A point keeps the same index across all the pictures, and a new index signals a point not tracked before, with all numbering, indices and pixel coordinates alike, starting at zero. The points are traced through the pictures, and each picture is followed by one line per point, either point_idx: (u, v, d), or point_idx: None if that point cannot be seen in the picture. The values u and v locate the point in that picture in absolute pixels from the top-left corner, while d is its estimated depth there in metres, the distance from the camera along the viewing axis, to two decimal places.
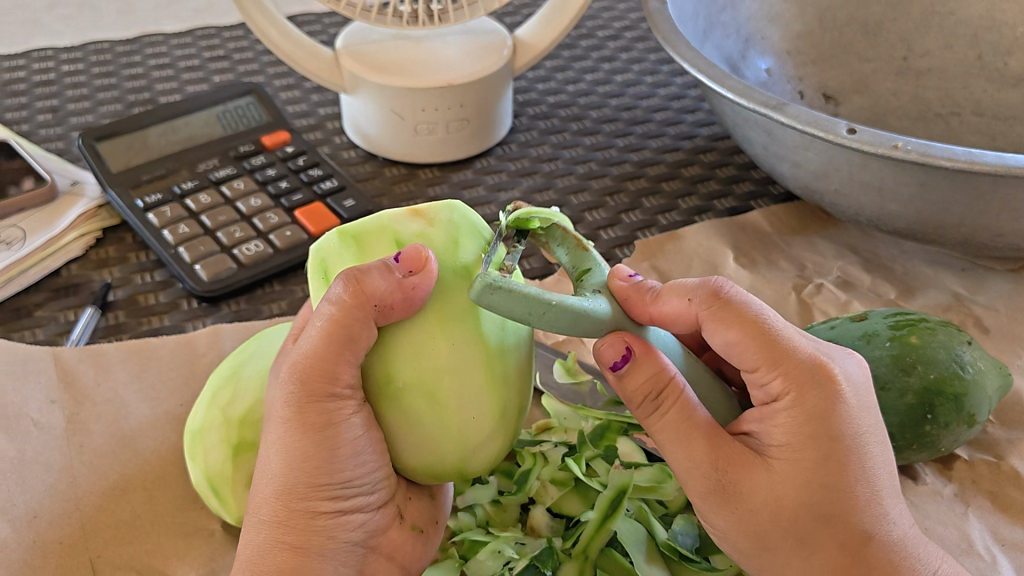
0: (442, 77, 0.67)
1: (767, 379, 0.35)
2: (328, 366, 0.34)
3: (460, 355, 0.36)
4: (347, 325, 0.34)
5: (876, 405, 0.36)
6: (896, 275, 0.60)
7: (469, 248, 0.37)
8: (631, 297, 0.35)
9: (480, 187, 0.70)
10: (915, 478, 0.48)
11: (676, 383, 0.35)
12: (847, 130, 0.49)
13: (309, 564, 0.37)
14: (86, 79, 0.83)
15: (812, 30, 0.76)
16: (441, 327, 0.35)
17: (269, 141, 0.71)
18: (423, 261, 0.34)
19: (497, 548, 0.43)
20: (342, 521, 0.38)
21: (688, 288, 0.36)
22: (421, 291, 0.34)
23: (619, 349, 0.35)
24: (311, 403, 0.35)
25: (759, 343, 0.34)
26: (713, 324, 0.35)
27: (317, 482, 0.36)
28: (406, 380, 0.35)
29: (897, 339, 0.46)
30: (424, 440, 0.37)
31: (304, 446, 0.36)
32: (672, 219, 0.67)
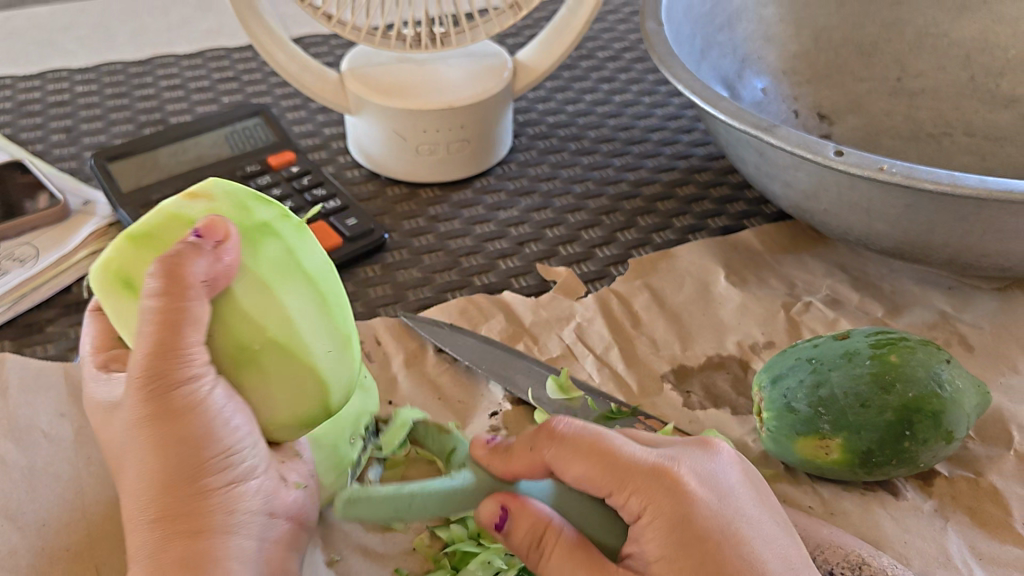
0: (444, 99, 0.69)
1: (623, 500, 0.38)
2: (170, 347, 0.37)
3: (297, 306, 0.41)
4: (172, 311, 0.37)
5: (744, 495, 0.38)
6: (885, 293, 0.62)
7: (259, 209, 0.43)
8: (489, 462, 0.41)
9: (479, 206, 0.72)
10: (896, 494, 0.49)
11: (553, 525, 0.39)
12: (835, 152, 0.51)
13: (215, 544, 0.38)
14: (99, 100, 0.85)
15: (808, 51, 0.78)
16: (268, 287, 0.40)
17: (275, 160, 0.72)
18: (223, 230, 0.39)
19: (487, 559, 0.45)
20: (231, 494, 0.40)
21: (527, 438, 0.40)
22: (230, 254, 0.39)
23: (496, 510, 0.40)
24: (162, 391, 0.38)
25: (601, 470, 0.38)
26: (559, 461, 0.39)
27: (194, 464, 0.38)
28: (264, 343, 0.40)
29: (878, 357, 0.47)
30: (290, 388, 0.41)
31: (161, 436, 0.38)
32: (666, 237, 0.68)
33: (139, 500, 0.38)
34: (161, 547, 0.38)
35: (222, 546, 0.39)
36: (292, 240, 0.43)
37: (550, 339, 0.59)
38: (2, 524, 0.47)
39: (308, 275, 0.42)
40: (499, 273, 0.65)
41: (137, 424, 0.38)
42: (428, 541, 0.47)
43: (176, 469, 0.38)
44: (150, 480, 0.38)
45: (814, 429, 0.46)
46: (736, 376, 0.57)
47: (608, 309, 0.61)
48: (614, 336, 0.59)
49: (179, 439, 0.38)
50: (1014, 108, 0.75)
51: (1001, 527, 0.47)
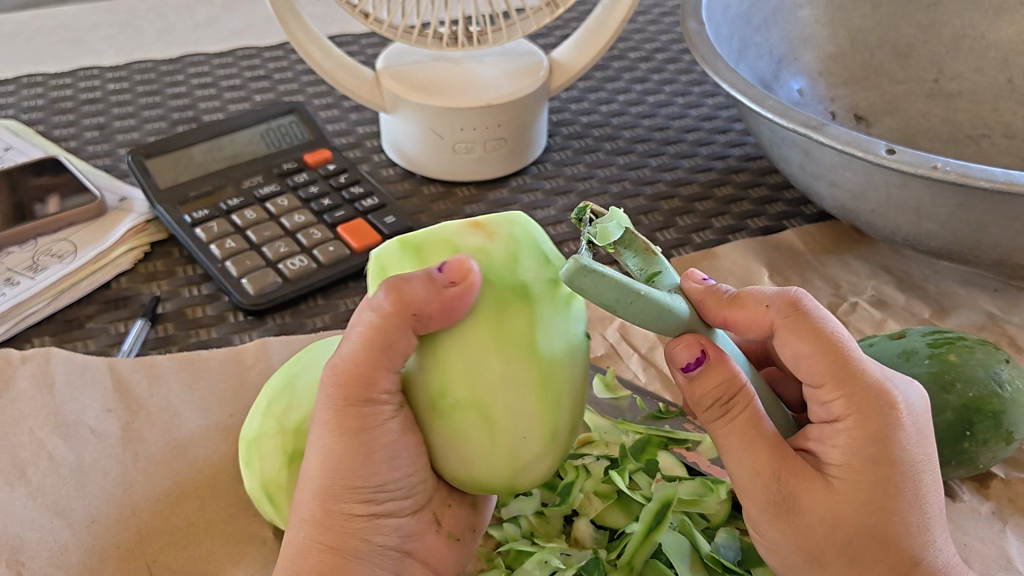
0: (482, 98, 0.69)
1: (831, 397, 0.36)
2: (369, 368, 0.35)
3: (511, 373, 0.35)
4: (386, 331, 0.35)
5: (931, 435, 0.38)
6: (930, 294, 0.61)
7: (528, 264, 0.36)
8: (707, 298, 0.37)
9: (517, 206, 0.72)
10: (953, 496, 0.48)
11: (747, 389, 0.37)
12: (886, 150, 0.50)
13: (348, 566, 0.37)
14: (132, 98, 0.85)
15: (843, 53, 0.77)
16: (497, 347, 0.35)
17: (312, 158, 0.72)
18: (467, 271, 0.34)
19: (543, 558, 0.44)
20: (376, 525, 0.38)
21: (765, 294, 0.37)
22: (461, 303, 0.34)
23: (692, 351, 0.36)
24: (347, 405, 0.36)
25: (829, 359, 0.36)
26: (786, 332, 0.37)
27: (352, 485, 0.37)
28: (458, 401, 0.35)
29: (936, 356, 0.47)
30: (479, 455, 0.36)
31: (336, 448, 0.36)
32: (706, 237, 0.68)
33: (303, 495, 0.38)
34: (301, 546, 0.37)
35: (354, 570, 0.37)
36: (544, 311, 0.36)
37: (594, 338, 0.58)
38: (51, 519, 0.47)
39: (538, 355, 0.35)
40: None
41: (319, 422, 0.37)
42: (482, 540, 0.47)
43: (338, 481, 0.37)
44: (312, 479, 0.37)
45: None
46: None
47: None
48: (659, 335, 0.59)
49: (349, 455, 0.37)
50: None
51: None
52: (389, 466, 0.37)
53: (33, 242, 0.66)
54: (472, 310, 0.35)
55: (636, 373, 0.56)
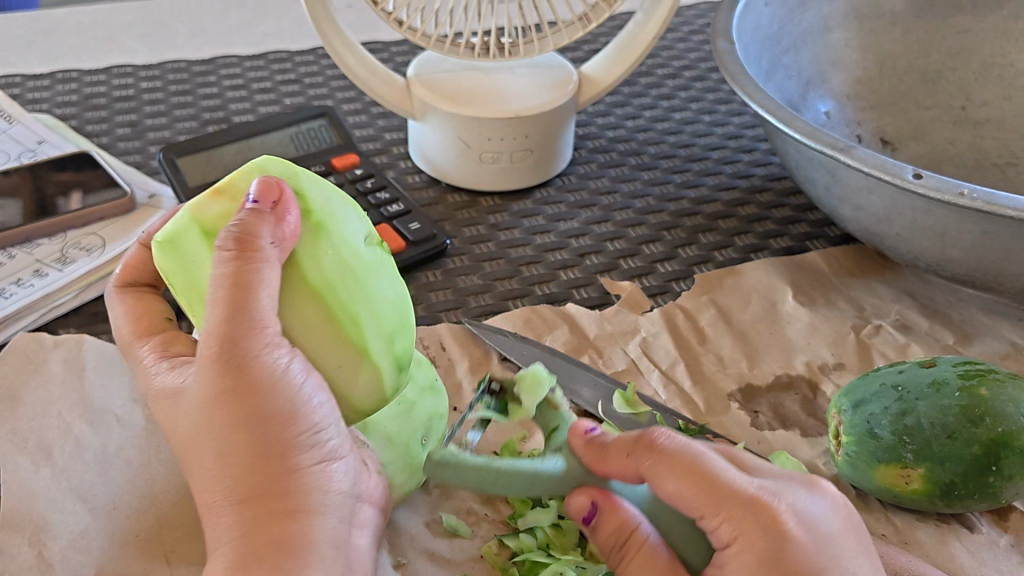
0: (509, 108, 0.69)
1: (715, 525, 0.36)
2: (243, 319, 0.36)
3: (305, 312, 0.39)
4: (242, 273, 0.36)
5: (837, 542, 0.36)
6: (954, 321, 0.61)
7: (352, 224, 0.41)
8: (586, 452, 0.39)
9: (540, 217, 0.72)
10: (972, 528, 0.48)
11: (639, 531, 0.40)
12: (913, 175, 0.51)
13: (299, 523, 0.37)
14: (164, 96, 0.86)
15: (871, 76, 0.77)
16: (310, 290, 0.39)
17: (340, 162, 0.73)
18: (274, 191, 0.38)
19: (559, 570, 0.45)
20: (321, 472, 0.38)
21: (629, 443, 0.39)
22: (287, 218, 0.38)
23: (586, 505, 0.41)
24: (236, 363, 0.36)
25: (698, 490, 0.36)
26: (653, 474, 0.37)
27: (278, 435, 0.37)
28: (317, 319, 0.39)
29: (966, 389, 0.46)
30: (341, 362, 0.40)
31: (240, 412, 0.36)
32: (728, 255, 0.68)
33: (223, 487, 0.37)
34: (238, 529, 0.36)
35: (312, 529, 0.37)
36: (339, 244, 0.40)
37: (615, 352, 0.59)
38: (75, 503, 0.48)
39: (317, 290, 0.39)
40: (560, 284, 0.66)
41: (217, 396, 0.37)
42: (496, 549, 0.47)
43: (263, 442, 0.37)
44: (232, 460, 0.37)
45: (896, 457, 0.46)
46: (805, 397, 0.57)
47: (674, 325, 0.61)
48: (680, 352, 0.59)
49: (270, 413, 0.37)
50: None
51: None
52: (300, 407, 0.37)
53: (63, 235, 0.67)
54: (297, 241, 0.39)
55: (656, 389, 0.57)
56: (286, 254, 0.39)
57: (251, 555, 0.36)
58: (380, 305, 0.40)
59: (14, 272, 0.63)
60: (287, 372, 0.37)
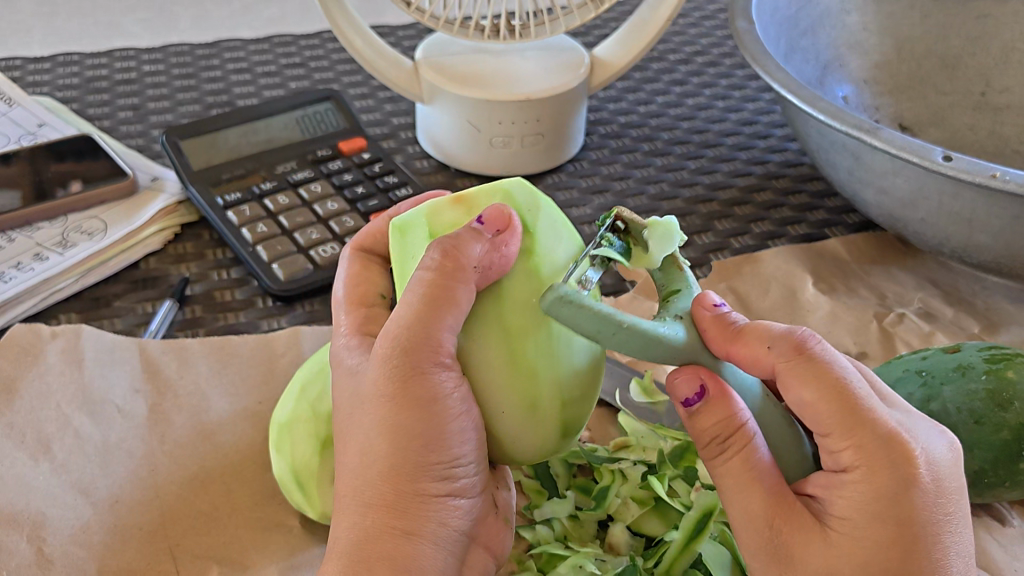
0: (520, 91, 0.68)
1: (838, 447, 0.33)
2: (427, 332, 0.34)
3: (488, 351, 0.35)
4: (441, 288, 0.34)
5: (955, 493, 0.34)
6: (979, 309, 0.59)
7: (572, 270, 0.37)
8: (713, 331, 0.34)
9: (552, 203, 0.71)
10: (1003, 521, 0.47)
11: (746, 430, 0.34)
12: (942, 157, 0.49)
13: (420, 550, 0.35)
14: (167, 80, 0.85)
15: (889, 61, 0.76)
16: (507, 333, 0.35)
17: (347, 146, 0.71)
18: (507, 220, 0.35)
19: (577, 563, 0.43)
20: (450, 506, 0.36)
21: (773, 335, 0.34)
22: (507, 249, 0.35)
23: (693, 385, 0.35)
24: (412, 373, 0.34)
25: (835, 406, 0.33)
26: (789, 377, 0.34)
27: (424, 457, 0.35)
28: (497, 360, 0.35)
29: (993, 372, 0.45)
30: (507, 410, 0.36)
31: (400, 421, 0.34)
32: (745, 242, 0.66)
33: (360, 480, 0.35)
34: (363, 531, 0.35)
35: (428, 557, 0.35)
36: (553, 294, 0.36)
37: None
38: (75, 497, 0.46)
39: (510, 331, 0.35)
40: None
41: (378, 395, 0.35)
42: (512, 542, 0.46)
43: (410, 458, 0.35)
44: (378, 463, 0.35)
45: None
46: None
47: None
48: None
49: (428, 433, 0.34)
50: None
51: None
52: (452, 437, 0.35)
53: (63, 220, 0.65)
54: (506, 280, 0.35)
55: None
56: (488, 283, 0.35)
57: (366, 563, 0.34)
58: (567, 362, 0.36)
59: (12, 257, 0.61)
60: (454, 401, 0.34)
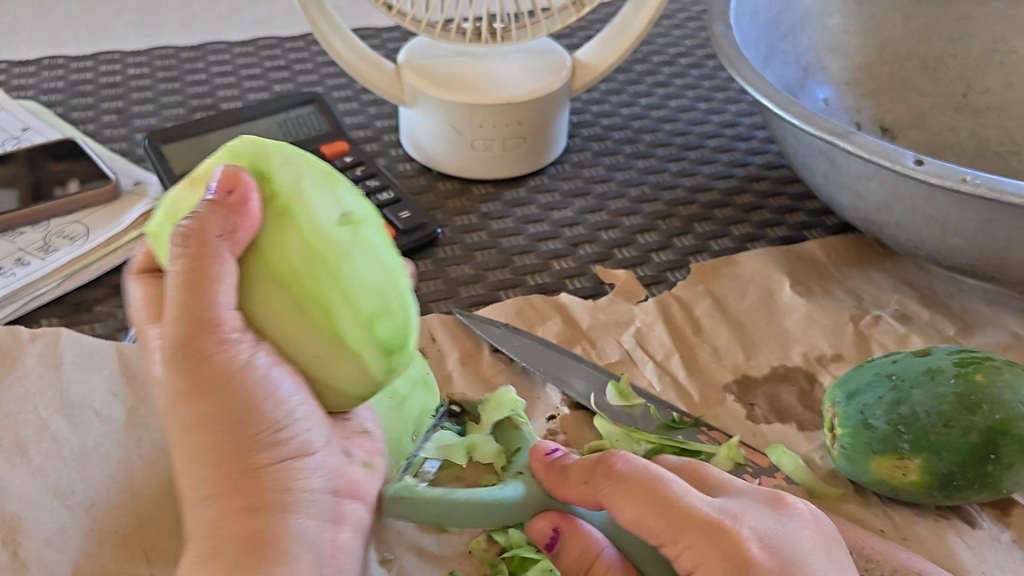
0: (501, 94, 0.68)
1: (676, 552, 0.35)
2: (202, 311, 0.36)
3: (277, 300, 0.37)
4: (196, 267, 0.36)
5: (807, 563, 0.35)
6: (955, 311, 0.60)
7: (325, 204, 0.38)
8: (547, 476, 0.40)
9: (533, 205, 0.71)
10: (973, 523, 0.47)
11: (601, 559, 0.41)
12: (914, 161, 0.49)
13: (274, 522, 0.37)
14: (152, 83, 0.85)
15: (872, 63, 0.76)
16: (284, 280, 0.37)
17: (329, 150, 0.71)
18: (237, 180, 0.36)
19: (548, 567, 0.44)
20: (288, 472, 0.38)
21: (586, 469, 0.39)
22: (248, 204, 0.36)
23: (547, 530, 0.42)
24: (193, 357, 0.36)
25: (655, 513, 0.36)
26: (613, 500, 0.37)
27: (245, 429, 0.37)
28: (289, 304, 0.37)
29: (962, 375, 0.45)
30: (316, 350, 0.38)
31: (209, 403, 0.36)
32: (724, 244, 0.67)
33: (202, 475, 0.37)
34: (218, 520, 0.37)
35: (286, 526, 0.37)
36: (310, 230, 0.37)
37: (608, 343, 0.58)
38: (51, 500, 0.46)
39: (286, 282, 0.37)
40: (553, 273, 0.65)
41: (190, 388, 0.36)
42: (484, 545, 0.46)
43: (232, 436, 0.37)
44: (207, 452, 0.37)
45: (893, 448, 0.45)
46: (802, 388, 0.56)
47: (669, 315, 0.59)
48: (675, 343, 0.58)
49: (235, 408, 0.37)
50: None
51: None
52: (270, 400, 0.37)
53: (46, 224, 0.65)
54: (260, 228, 0.37)
55: (650, 381, 0.55)
56: (243, 245, 0.37)
57: (224, 545, 0.36)
58: (361, 291, 0.38)
59: None
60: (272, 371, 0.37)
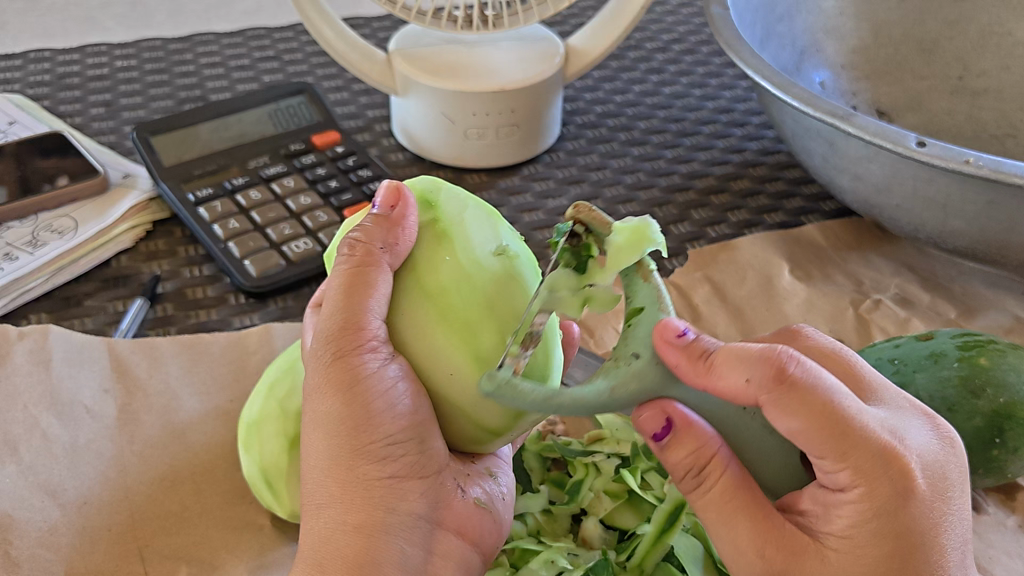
0: (494, 82, 0.67)
1: (833, 469, 0.31)
2: (350, 313, 0.34)
3: (415, 313, 0.35)
4: (360, 271, 0.34)
5: (945, 482, 0.33)
6: (956, 295, 0.59)
7: (483, 233, 0.36)
8: (682, 365, 0.32)
9: (528, 194, 0.70)
10: (978, 508, 0.47)
11: (719, 458, 0.33)
12: (917, 143, 0.48)
13: (378, 544, 0.34)
14: (139, 75, 0.84)
15: (866, 47, 0.75)
16: (427, 293, 0.35)
17: (320, 140, 0.70)
18: (399, 196, 0.36)
19: (550, 558, 0.42)
20: (399, 492, 0.35)
21: (746, 362, 0.31)
22: (407, 219, 0.36)
23: (660, 420, 0.33)
24: (336, 359, 0.34)
25: (828, 433, 0.31)
26: (773, 408, 0.31)
27: (363, 444, 0.34)
28: (429, 319, 0.34)
29: (965, 360, 0.44)
30: (451, 369, 0.34)
31: (337, 410, 0.34)
32: (721, 231, 0.66)
33: (321, 484, 0.35)
34: (325, 534, 0.34)
35: (388, 552, 0.34)
36: (459, 249, 0.35)
37: (606, 332, 0.57)
38: (43, 499, 0.45)
39: (428, 292, 0.35)
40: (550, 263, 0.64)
41: (322, 392, 0.34)
42: None
43: (350, 445, 0.34)
44: (322, 457, 0.35)
45: None
46: None
47: None
48: None
49: (362, 420, 0.34)
50: None
51: None
52: (391, 416, 0.34)
53: (33, 219, 0.64)
54: (413, 249, 0.36)
55: None
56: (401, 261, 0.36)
57: (326, 562, 0.33)
58: (506, 318, 0.35)
59: None
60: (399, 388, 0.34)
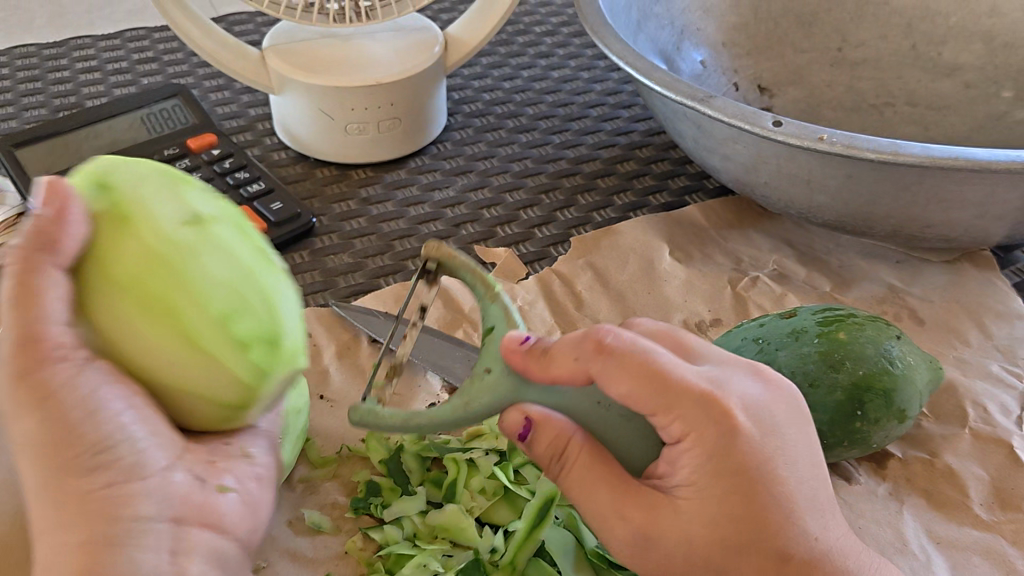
0: (370, 76, 0.66)
1: (666, 422, 0.33)
2: (26, 323, 0.30)
3: (118, 311, 0.32)
4: (23, 276, 0.30)
5: (784, 416, 0.34)
6: (832, 267, 0.60)
7: (166, 203, 0.33)
8: (524, 361, 0.35)
9: (413, 187, 0.69)
10: (849, 479, 0.47)
11: (576, 439, 0.35)
12: (772, 123, 0.49)
13: (107, 559, 0.31)
14: (11, 84, 0.80)
15: (746, 23, 0.75)
16: (120, 288, 0.32)
17: (195, 143, 0.68)
18: (55, 188, 0.32)
19: (422, 562, 0.43)
20: (121, 495, 0.32)
21: (574, 344, 0.34)
22: (69, 209, 0.31)
23: (519, 420, 0.36)
24: (22, 371, 0.31)
25: (647, 387, 0.32)
26: (602, 376, 0.33)
27: (68, 455, 0.31)
28: (126, 311, 0.32)
29: (826, 335, 0.45)
30: (165, 353, 0.32)
31: (33, 426, 0.31)
32: (606, 215, 0.66)
33: (40, 509, 0.32)
34: (55, 563, 0.31)
35: (127, 561, 0.31)
36: (143, 230, 0.32)
37: None
38: None
39: (119, 285, 0.32)
40: None
41: (16, 414, 0.31)
42: (360, 544, 0.44)
43: (54, 460, 0.31)
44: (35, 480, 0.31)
45: None
46: None
47: (549, 290, 0.58)
48: (557, 319, 0.57)
49: (65, 430, 0.31)
50: (956, 77, 0.73)
51: (956, 509, 0.46)
52: (91, 417, 0.31)
53: None
54: (90, 236, 0.32)
55: None
56: (73, 257, 0.32)
57: None
58: (206, 286, 0.33)
59: None
60: (96, 389, 0.32)
